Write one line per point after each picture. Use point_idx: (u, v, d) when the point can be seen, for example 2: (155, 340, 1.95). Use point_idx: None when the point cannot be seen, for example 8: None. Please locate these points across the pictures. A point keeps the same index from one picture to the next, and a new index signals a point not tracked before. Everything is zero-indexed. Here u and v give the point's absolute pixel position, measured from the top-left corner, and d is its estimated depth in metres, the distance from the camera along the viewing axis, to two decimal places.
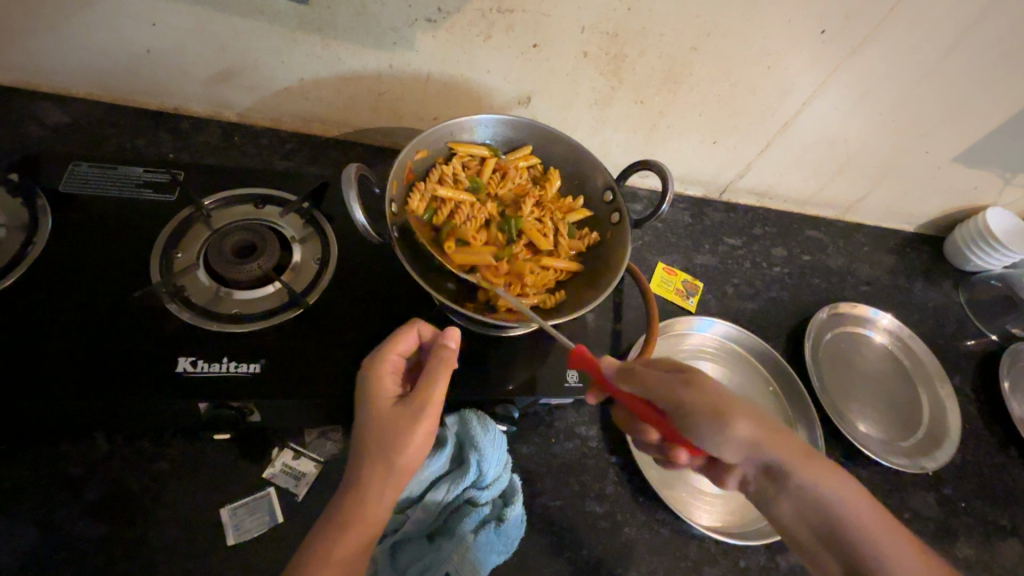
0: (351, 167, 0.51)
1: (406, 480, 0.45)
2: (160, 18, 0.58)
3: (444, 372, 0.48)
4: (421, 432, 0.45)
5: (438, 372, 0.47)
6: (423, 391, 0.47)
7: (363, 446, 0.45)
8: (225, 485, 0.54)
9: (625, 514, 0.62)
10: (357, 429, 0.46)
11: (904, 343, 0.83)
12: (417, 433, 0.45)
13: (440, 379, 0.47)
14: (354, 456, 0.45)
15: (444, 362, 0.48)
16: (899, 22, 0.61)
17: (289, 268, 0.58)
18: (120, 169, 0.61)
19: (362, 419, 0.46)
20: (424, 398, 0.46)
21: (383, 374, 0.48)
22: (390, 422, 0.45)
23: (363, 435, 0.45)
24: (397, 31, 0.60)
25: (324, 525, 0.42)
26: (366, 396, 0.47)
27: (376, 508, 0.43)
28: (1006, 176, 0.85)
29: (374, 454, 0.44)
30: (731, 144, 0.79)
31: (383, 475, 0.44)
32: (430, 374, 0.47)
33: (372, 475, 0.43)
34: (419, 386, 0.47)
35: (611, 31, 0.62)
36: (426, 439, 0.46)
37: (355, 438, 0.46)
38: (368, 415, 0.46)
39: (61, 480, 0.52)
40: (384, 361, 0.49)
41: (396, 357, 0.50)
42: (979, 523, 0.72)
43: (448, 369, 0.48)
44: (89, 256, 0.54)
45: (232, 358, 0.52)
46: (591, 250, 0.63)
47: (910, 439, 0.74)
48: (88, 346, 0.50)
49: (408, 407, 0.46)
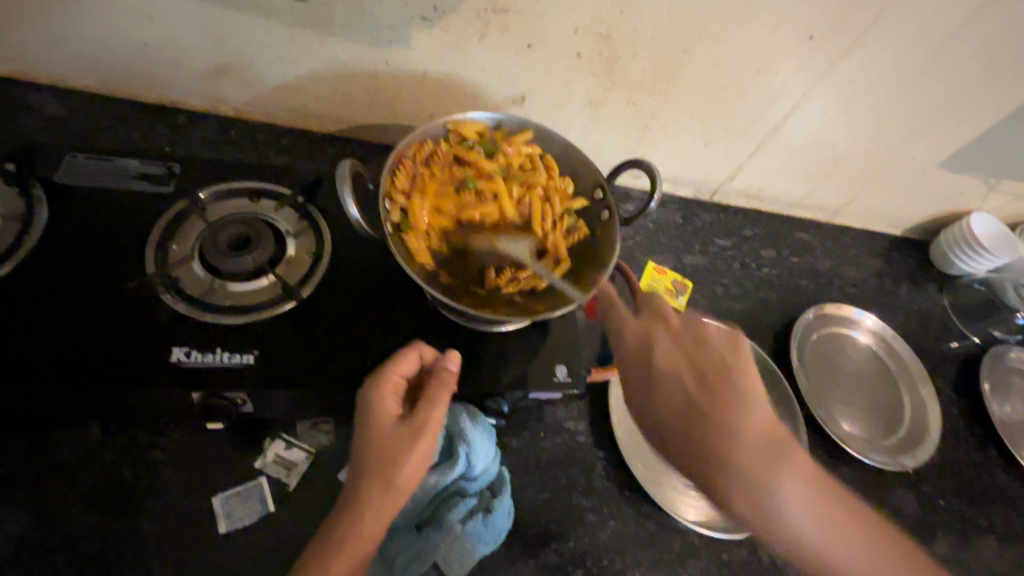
0: (346, 163, 0.51)
1: (403, 499, 0.47)
2: (158, 12, 0.59)
3: (445, 395, 0.49)
4: (420, 454, 0.47)
5: (438, 397, 0.49)
6: (424, 413, 0.48)
7: (365, 469, 0.46)
8: (217, 475, 0.55)
9: (612, 508, 0.63)
10: (359, 449, 0.48)
11: (887, 343, 0.84)
12: (414, 455, 0.47)
13: (441, 401, 0.49)
14: (353, 474, 0.47)
15: (445, 386, 0.49)
16: (883, 30, 0.63)
17: (284, 261, 0.59)
18: (117, 161, 0.61)
19: (364, 439, 0.48)
20: (423, 422, 0.48)
21: (384, 396, 0.49)
22: (389, 445, 0.47)
23: (365, 456, 0.47)
24: (394, 29, 0.61)
25: (323, 541, 0.44)
26: (367, 418, 0.48)
27: (376, 526, 0.45)
28: (991, 182, 0.87)
29: (375, 475, 0.46)
30: (722, 147, 0.80)
31: (382, 494, 0.45)
32: (431, 397, 0.49)
33: (371, 496, 0.45)
34: (421, 408, 0.48)
35: (604, 33, 0.63)
36: (424, 459, 0.48)
37: (357, 458, 0.47)
38: (369, 435, 0.48)
39: (54, 468, 0.52)
40: (385, 383, 0.50)
41: (399, 379, 0.51)
42: (955, 520, 0.74)
43: (447, 393, 0.49)
44: (84, 246, 0.55)
45: (225, 348, 0.52)
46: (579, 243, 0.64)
47: (892, 437, 0.76)
48: (83, 335, 0.50)
49: (407, 430, 0.47)
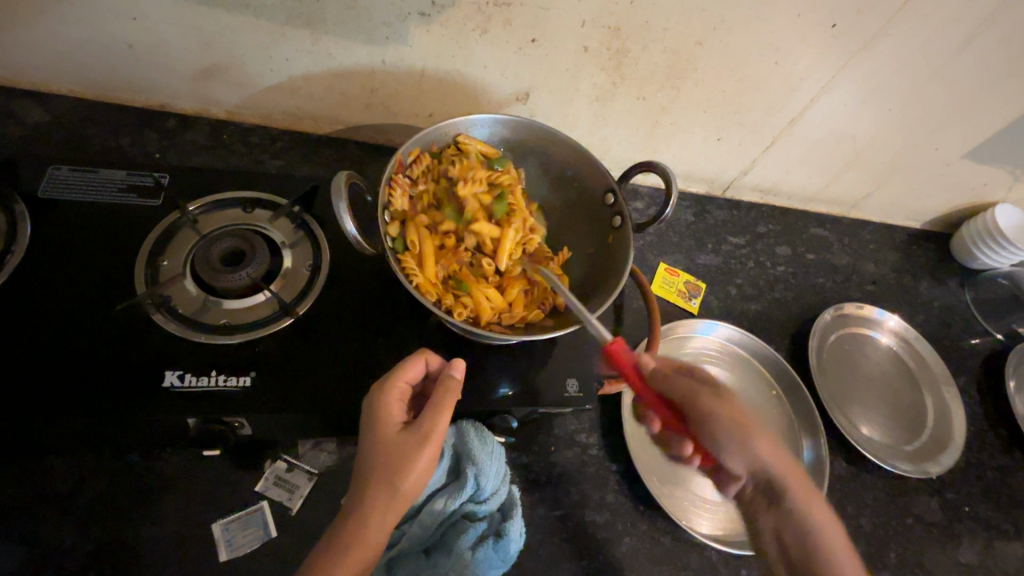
0: (341, 175, 0.48)
1: (407, 506, 0.45)
2: (141, 13, 0.56)
3: (451, 401, 0.47)
4: (425, 460, 0.44)
5: (444, 402, 0.46)
6: (431, 418, 0.46)
7: (367, 475, 0.44)
8: (216, 500, 0.53)
9: (626, 524, 0.61)
10: (364, 454, 0.45)
11: (909, 344, 0.82)
12: (419, 462, 0.44)
13: (448, 408, 0.47)
14: (355, 481, 0.45)
15: (452, 392, 0.47)
16: (912, 17, 0.59)
17: (280, 275, 0.56)
18: (100, 172, 0.58)
19: (366, 445, 0.45)
20: (429, 428, 0.45)
21: (389, 399, 0.47)
22: (392, 451, 0.44)
23: (369, 462, 0.44)
24: (390, 26, 0.58)
25: (325, 548, 0.42)
26: (371, 422, 0.46)
27: (378, 532, 0.43)
28: (1017, 173, 0.83)
29: (378, 482, 0.43)
30: (736, 141, 0.76)
31: (387, 502, 0.43)
32: (438, 403, 0.46)
33: (374, 503, 0.43)
34: (426, 413, 0.46)
35: (613, 25, 0.59)
36: (429, 467, 0.45)
37: (360, 464, 0.45)
38: (372, 442, 0.45)
39: (47, 496, 0.50)
40: (391, 387, 0.47)
41: (404, 385, 0.48)
42: (980, 528, 0.72)
43: (453, 399, 0.47)
44: (72, 264, 0.52)
45: (221, 371, 0.50)
46: (579, 258, 0.63)
47: (914, 443, 0.74)
48: (71, 360, 0.48)
49: (412, 435, 0.45)
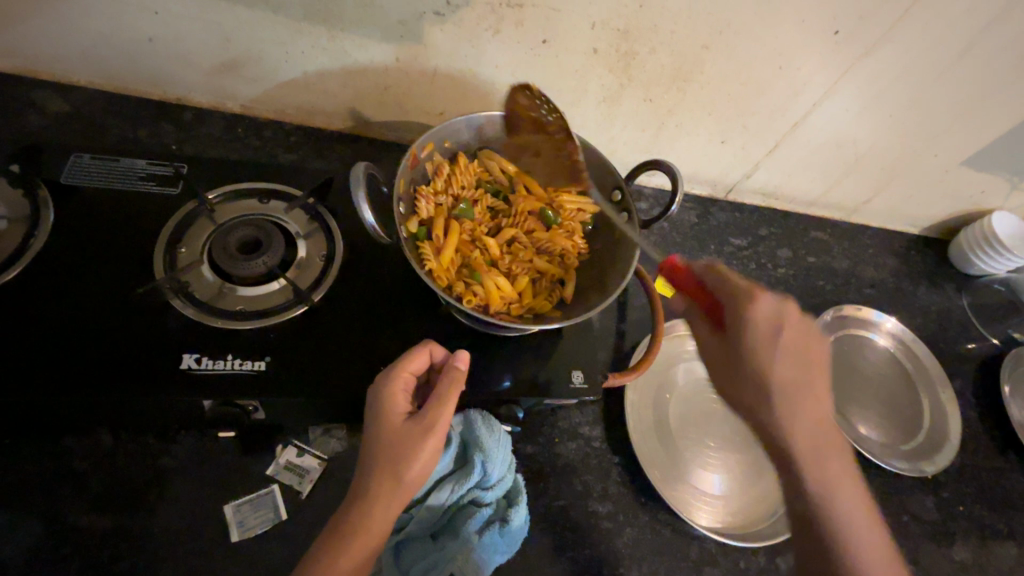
0: (359, 166, 0.50)
1: (412, 494, 0.46)
2: (162, 7, 0.57)
3: (455, 391, 0.48)
4: (429, 449, 0.46)
5: (449, 393, 0.48)
6: (435, 408, 0.47)
7: (372, 463, 0.45)
8: (228, 482, 0.54)
9: (627, 514, 0.62)
10: (369, 444, 0.46)
11: (906, 346, 0.83)
12: (423, 451, 0.45)
13: (451, 397, 0.48)
14: (360, 468, 0.46)
15: (456, 382, 0.48)
16: (911, 24, 0.61)
17: (294, 264, 0.58)
18: (122, 161, 0.60)
19: (371, 432, 0.46)
20: (434, 417, 0.47)
21: (395, 390, 0.48)
22: (397, 439, 0.45)
23: (374, 449, 0.46)
24: (405, 24, 0.59)
25: (331, 534, 0.43)
26: (377, 412, 0.47)
27: (383, 519, 0.44)
28: (1014, 181, 0.85)
29: (383, 469, 0.44)
30: (740, 144, 0.78)
31: (391, 489, 0.44)
32: (442, 393, 0.48)
33: (378, 490, 0.44)
34: (431, 403, 0.47)
35: (622, 28, 0.61)
36: (433, 455, 0.46)
37: (365, 452, 0.46)
38: (378, 429, 0.46)
39: (63, 474, 0.51)
40: (397, 378, 0.48)
41: (409, 376, 0.50)
42: (975, 527, 0.73)
43: (457, 390, 0.48)
44: (93, 249, 0.54)
45: (236, 355, 0.51)
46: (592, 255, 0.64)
47: (910, 442, 0.75)
48: (91, 341, 0.49)
49: (417, 424, 0.46)
